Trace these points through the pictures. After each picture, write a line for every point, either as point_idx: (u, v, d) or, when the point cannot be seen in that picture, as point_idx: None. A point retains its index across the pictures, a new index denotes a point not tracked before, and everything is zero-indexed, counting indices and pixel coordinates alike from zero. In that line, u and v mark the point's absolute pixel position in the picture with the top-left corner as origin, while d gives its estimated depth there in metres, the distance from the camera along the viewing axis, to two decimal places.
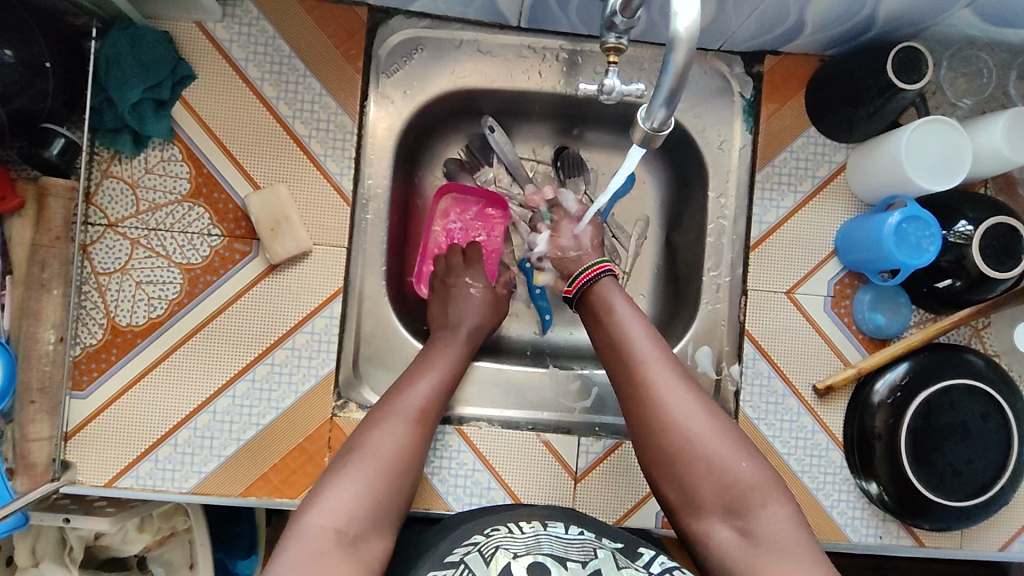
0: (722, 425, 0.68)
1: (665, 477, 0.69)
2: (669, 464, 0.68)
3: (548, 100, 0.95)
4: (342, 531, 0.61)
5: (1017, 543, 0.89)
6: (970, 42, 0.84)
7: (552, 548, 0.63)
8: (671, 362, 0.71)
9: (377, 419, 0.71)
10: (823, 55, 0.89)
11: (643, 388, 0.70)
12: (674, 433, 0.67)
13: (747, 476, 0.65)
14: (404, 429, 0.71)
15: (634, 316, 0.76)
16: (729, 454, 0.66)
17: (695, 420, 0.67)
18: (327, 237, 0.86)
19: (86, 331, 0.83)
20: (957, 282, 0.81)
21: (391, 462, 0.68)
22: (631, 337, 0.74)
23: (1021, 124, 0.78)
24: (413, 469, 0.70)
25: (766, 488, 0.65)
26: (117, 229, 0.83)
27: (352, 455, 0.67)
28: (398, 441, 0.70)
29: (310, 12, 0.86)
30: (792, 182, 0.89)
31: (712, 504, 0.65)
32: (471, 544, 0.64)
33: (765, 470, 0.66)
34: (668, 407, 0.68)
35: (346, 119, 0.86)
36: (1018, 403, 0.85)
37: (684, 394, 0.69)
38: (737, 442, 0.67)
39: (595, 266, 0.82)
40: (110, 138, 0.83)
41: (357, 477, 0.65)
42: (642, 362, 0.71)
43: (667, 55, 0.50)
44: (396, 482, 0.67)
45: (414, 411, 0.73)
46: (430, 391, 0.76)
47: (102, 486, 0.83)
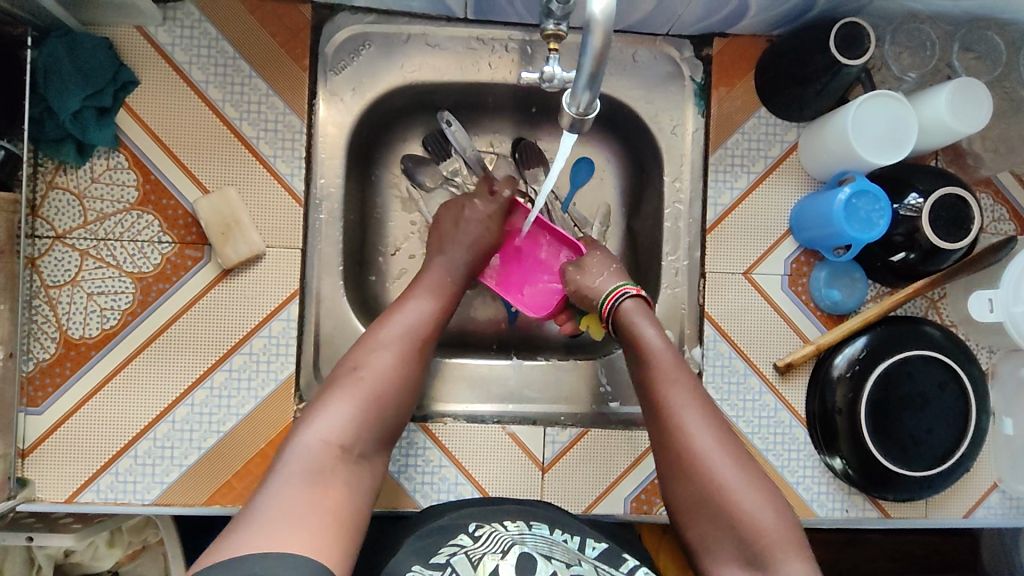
0: (749, 473, 0.68)
1: (689, 520, 0.69)
2: (694, 508, 0.69)
3: (501, 91, 0.95)
4: (333, 453, 0.63)
5: (980, 509, 0.90)
6: (912, 15, 0.84)
7: (537, 548, 0.64)
8: (703, 407, 0.72)
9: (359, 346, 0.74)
10: (770, 35, 0.89)
11: (673, 429, 0.71)
12: (701, 478, 0.68)
13: (767, 525, 0.65)
14: (388, 355, 0.73)
15: (664, 350, 0.76)
16: (752, 503, 0.66)
17: (723, 468, 0.68)
18: (281, 239, 0.85)
19: (38, 346, 0.82)
20: (911, 255, 0.83)
21: (375, 387, 0.70)
22: (661, 374, 0.74)
23: (964, 96, 0.79)
24: (396, 398, 0.72)
25: (786, 542, 0.64)
26: (66, 240, 0.82)
27: (333, 388, 0.69)
28: (380, 366, 0.72)
29: (253, 11, 0.84)
30: (745, 163, 0.90)
31: (730, 550, 0.66)
32: (457, 544, 0.64)
33: (786, 521, 0.65)
34: (695, 450, 0.69)
35: (294, 118, 0.86)
36: (976, 372, 0.86)
37: (712, 439, 0.70)
38: (760, 491, 0.67)
39: (615, 290, 0.83)
40: (53, 148, 0.81)
41: (340, 408, 0.67)
42: (671, 402, 0.72)
43: (584, 38, 0.49)
44: (378, 412, 0.69)
45: (393, 339, 0.75)
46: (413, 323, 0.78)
47: (63, 502, 0.82)
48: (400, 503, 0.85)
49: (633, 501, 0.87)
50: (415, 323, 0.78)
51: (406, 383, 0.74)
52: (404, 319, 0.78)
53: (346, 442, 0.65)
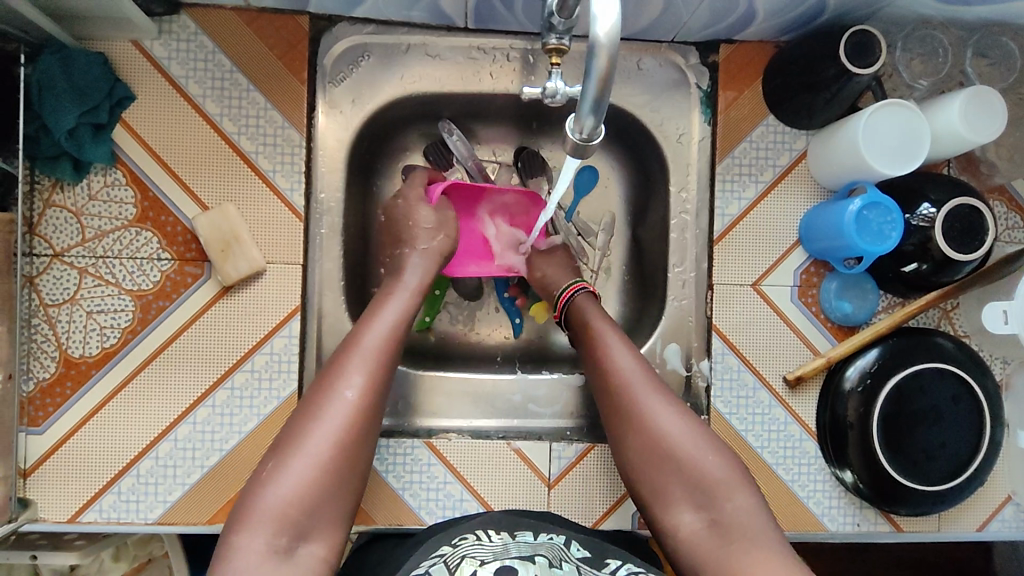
0: (693, 426, 0.73)
1: (640, 475, 0.73)
2: (643, 463, 0.72)
3: (503, 101, 0.93)
4: (275, 544, 0.61)
5: (994, 523, 0.88)
6: (925, 21, 0.82)
7: (520, 550, 0.62)
8: (648, 372, 0.76)
9: (311, 411, 0.69)
10: (778, 41, 0.87)
11: (623, 394, 0.75)
12: (650, 434, 0.72)
13: (714, 469, 0.70)
14: (342, 415, 0.69)
15: (610, 328, 0.81)
16: (699, 453, 0.70)
17: (669, 423, 0.72)
18: (281, 255, 0.84)
19: (38, 365, 0.81)
20: (923, 266, 0.80)
21: (329, 454, 0.67)
22: (611, 346, 0.78)
23: (978, 103, 0.77)
24: (355, 456, 0.69)
25: (733, 482, 0.69)
26: (64, 259, 0.81)
27: (284, 456, 0.66)
28: (333, 429, 0.68)
29: (250, 24, 0.83)
30: (753, 172, 0.88)
31: (680, 496, 0.70)
32: (438, 555, 0.63)
33: (732, 465, 0.70)
34: (642, 409, 0.74)
35: (293, 132, 0.84)
36: (989, 383, 0.85)
37: (659, 399, 0.74)
38: (705, 440, 0.72)
39: (572, 285, 0.86)
40: (49, 166, 0.80)
41: (287, 480, 0.64)
42: (620, 370, 0.76)
43: (588, 61, 0.48)
44: (335, 475, 0.67)
45: (348, 395, 0.70)
46: (369, 363, 0.72)
47: (65, 522, 0.81)
48: (405, 521, 0.84)
49: (642, 517, 0.86)
50: (368, 360, 0.73)
51: (365, 437, 0.70)
52: (358, 364, 0.72)
53: (295, 521, 0.63)
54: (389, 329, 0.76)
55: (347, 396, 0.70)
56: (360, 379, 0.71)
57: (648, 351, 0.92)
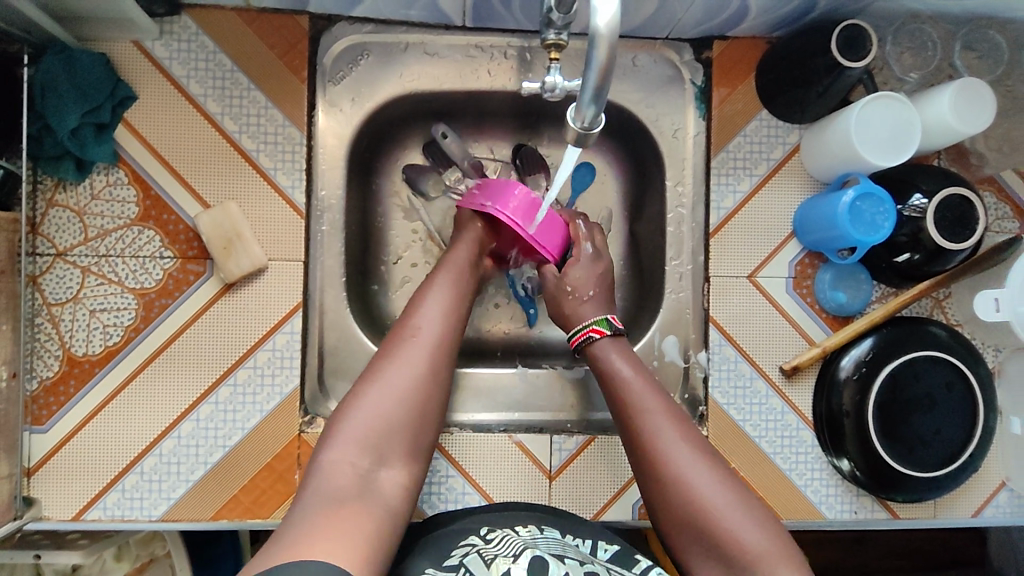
0: (730, 490, 0.66)
1: (680, 543, 0.67)
2: (679, 528, 0.67)
3: (501, 98, 0.94)
4: (359, 465, 0.62)
5: (989, 508, 0.90)
6: (913, 16, 0.84)
7: (550, 548, 0.63)
8: (681, 427, 0.72)
9: (384, 357, 0.70)
10: (770, 37, 0.89)
11: (654, 451, 0.70)
12: (687, 499, 0.66)
13: (753, 541, 0.62)
14: (417, 353, 0.70)
15: (642, 379, 0.76)
16: (736, 522, 0.63)
17: (705, 487, 0.66)
18: (283, 252, 0.85)
19: (41, 364, 0.82)
20: (916, 256, 0.82)
21: (410, 389, 0.67)
22: (639, 401, 0.74)
23: (967, 95, 0.79)
24: (432, 392, 0.69)
25: (772, 553, 0.61)
26: (67, 258, 0.82)
27: (363, 388, 0.67)
28: (410, 368, 0.69)
29: (251, 23, 0.84)
30: (747, 166, 0.89)
31: (718, 571, 0.64)
32: (467, 545, 0.65)
33: (772, 535, 0.63)
34: (681, 475, 0.67)
35: (293, 130, 0.85)
36: (982, 371, 0.86)
37: (694, 460, 0.68)
38: (746, 509, 0.65)
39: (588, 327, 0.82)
40: (52, 166, 0.81)
41: (373, 408, 0.65)
42: (648, 423, 0.72)
43: (589, 52, 0.49)
44: (415, 408, 0.67)
45: (421, 337, 0.71)
46: (442, 314, 0.75)
47: (69, 520, 0.82)
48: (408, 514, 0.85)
49: (642, 507, 0.87)
50: (443, 313, 0.75)
51: (440, 376, 0.71)
52: (431, 313, 0.74)
53: (376, 444, 0.64)
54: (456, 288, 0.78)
55: (417, 338, 0.71)
56: (434, 327, 0.73)
57: (646, 343, 0.93)
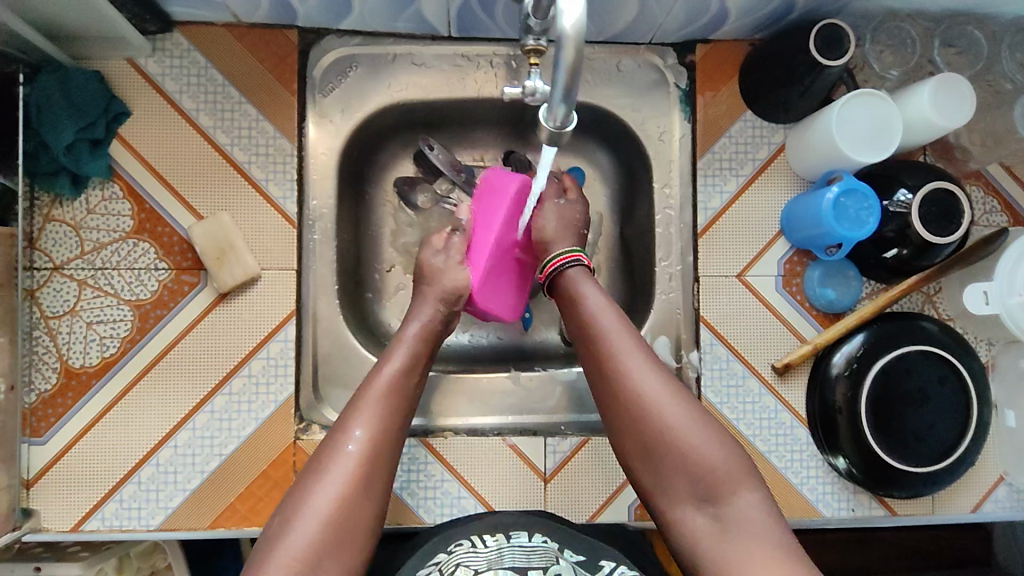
0: (694, 409, 0.67)
1: (638, 462, 0.67)
2: (638, 448, 0.67)
3: (488, 106, 0.96)
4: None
5: (988, 503, 0.89)
6: (892, 14, 0.85)
7: (514, 560, 0.63)
8: (643, 350, 0.70)
9: (318, 462, 0.66)
10: (752, 39, 0.90)
11: (617, 376, 0.69)
12: (649, 424, 0.66)
13: (718, 461, 0.64)
14: (351, 463, 0.66)
15: (607, 302, 0.74)
16: (701, 444, 0.65)
17: (670, 410, 0.66)
18: (276, 261, 0.86)
19: (39, 377, 0.83)
20: (903, 251, 0.82)
21: (345, 500, 0.64)
22: (600, 321, 0.72)
23: (948, 89, 0.79)
24: (366, 501, 0.65)
25: (738, 474, 0.64)
26: (63, 272, 0.83)
27: (294, 507, 0.63)
28: (337, 484, 0.64)
29: (241, 39, 0.86)
30: (733, 166, 0.90)
31: (683, 487, 0.65)
32: (433, 564, 0.64)
33: (738, 458, 0.65)
34: (645, 398, 0.67)
35: (284, 142, 0.87)
36: (975, 364, 0.86)
37: (658, 381, 0.67)
38: (711, 431, 0.65)
39: (566, 254, 0.79)
40: (48, 182, 0.82)
41: (297, 534, 0.61)
42: (610, 344, 0.70)
43: (557, 53, 0.50)
44: (348, 528, 0.63)
45: (359, 448, 0.67)
46: (382, 412, 0.70)
47: (68, 531, 0.82)
48: (404, 519, 0.85)
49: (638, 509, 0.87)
50: (379, 407, 0.70)
51: (375, 486, 0.67)
52: (371, 410, 0.70)
53: (306, 567, 0.60)
54: (403, 380, 0.74)
55: (352, 448, 0.66)
56: (372, 431, 0.68)
57: None
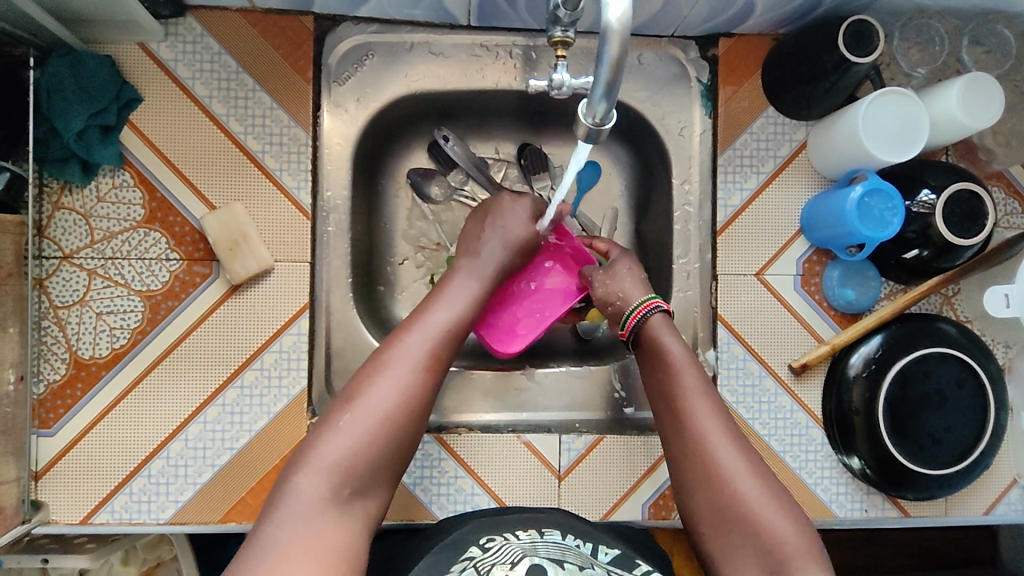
0: (768, 480, 0.64)
1: (706, 532, 0.64)
2: (709, 517, 0.64)
3: (506, 98, 0.94)
4: (332, 498, 0.57)
5: (1001, 506, 0.89)
6: (920, 11, 0.83)
7: (549, 553, 0.61)
8: (724, 417, 0.68)
9: (379, 365, 0.65)
10: (776, 34, 0.89)
11: (696, 440, 0.67)
12: (720, 490, 0.64)
13: (787, 534, 0.60)
14: (404, 381, 0.64)
15: (688, 362, 0.71)
16: (771, 515, 0.61)
17: (743, 479, 0.64)
18: (289, 252, 0.85)
19: (48, 367, 0.81)
20: (924, 252, 0.82)
21: (392, 416, 0.62)
22: (681, 383, 0.70)
23: (975, 91, 0.78)
24: (413, 415, 0.64)
25: (807, 551, 0.59)
26: (73, 261, 0.82)
27: (348, 407, 0.62)
28: (387, 396, 0.62)
29: (256, 25, 0.84)
30: (754, 163, 0.89)
31: (753, 562, 0.60)
32: (466, 559, 0.61)
33: (805, 528, 0.61)
34: (719, 465, 0.65)
35: (299, 131, 0.85)
36: (992, 367, 0.86)
37: (733, 450, 0.65)
38: (781, 501, 0.62)
39: (646, 302, 0.76)
40: (57, 169, 0.80)
41: (349, 435, 0.60)
42: (691, 408, 0.68)
43: (600, 46, 0.49)
44: (393, 442, 0.62)
45: (417, 355, 0.66)
46: (434, 341, 0.67)
47: (78, 523, 0.81)
48: (417, 515, 0.85)
49: (651, 507, 0.87)
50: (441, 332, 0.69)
51: (422, 411, 0.65)
52: (427, 331, 0.68)
53: (350, 475, 0.58)
54: (459, 306, 0.72)
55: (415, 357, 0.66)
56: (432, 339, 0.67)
57: None
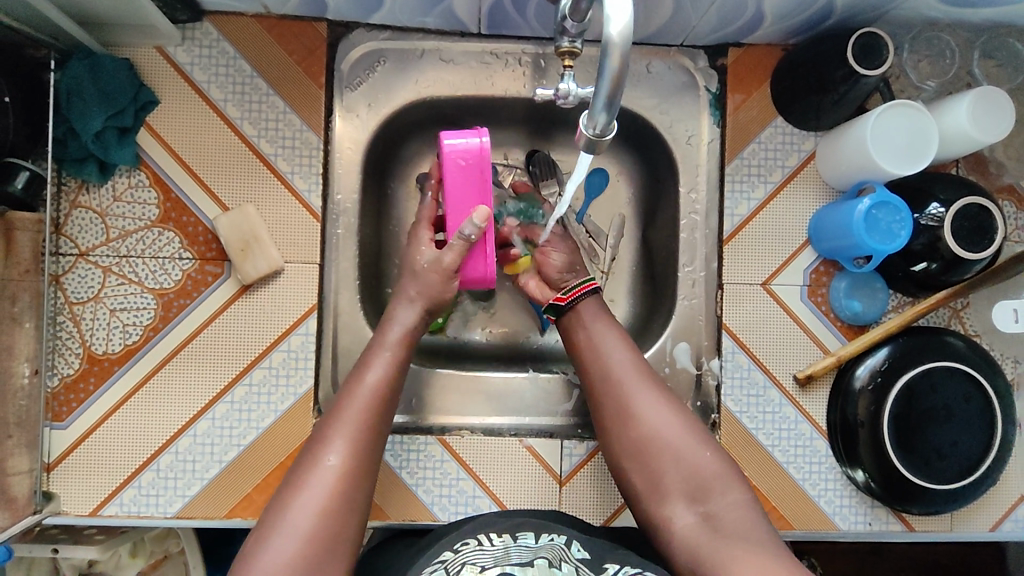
0: (685, 419, 0.72)
1: (633, 470, 0.72)
2: (633, 455, 0.72)
3: (515, 105, 0.95)
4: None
5: (1008, 522, 0.88)
6: (931, 23, 0.83)
7: (520, 555, 0.62)
8: (642, 371, 0.76)
9: (297, 478, 0.67)
10: (786, 45, 0.89)
11: (613, 387, 0.75)
12: (641, 430, 0.72)
13: (708, 467, 0.69)
14: (327, 484, 0.66)
15: (605, 322, 0.80)
16: (691, 444, 0.70)
17: (659, 418, 0.72)
18: (298, 254, 0.86)
19: (62, 362, 0.83)
20: (933, 265, 0.81)
21: (331, 502, 0.65)
22: (600, 340, 0.78)
23: (986, 104, 0.78)
24: (347, 513, 0.66)
25: (726, 477, 0.68)
26: (88, 258, 0.84)
27: (290, 498, 0.65)
28: (315, 502, 0.65)
29: (271, 30, 0.86)
30: (762, 172, 0.89)
31: (678, 489, 0.69)
32: (440, 561, 0.63)
33: (721, 456, 0.70)
34: (637, 408, 0.73)
35: (310, 134, 0.86)
36: (1000, 382, 0.85)
37: (654, 400, 0.73)
38: (697, 435, 0.71)
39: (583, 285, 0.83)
40: (76, 168, 0.82)
41: (283, 549, 0.61)
42: (609, 360, 0.77)
43: (602, 59, 0.50)
44: (337, 533, 0.64)
45: (334, 455, 0.68)
46: (360, 414, 0.71)
47: (88, 515, 0.83)
48: (420, 516, 0.85)
49: None
50: (359, 422, 0.71)
51: (359, 491, 0.68)
52: (348, 426, 0.70)
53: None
54: (382, 381, 0.74)
55: (331, 462, 0.67)
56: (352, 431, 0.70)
57: (658, 351, 0.92)
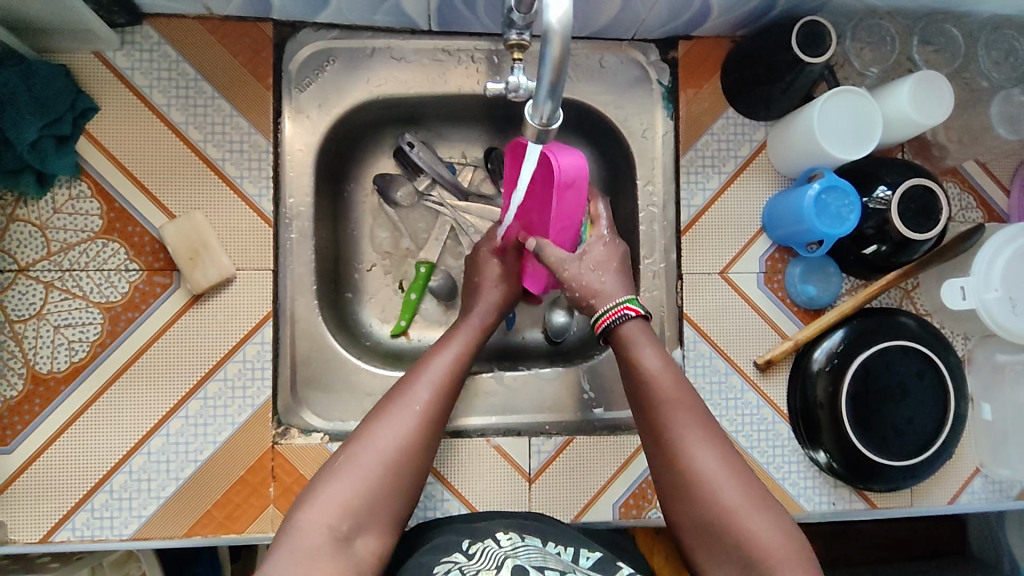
0: (752, 489, 0.63)
1: (693, 540, 0.64)
2: (696, 526, 0.64)
3: (469, 103, 0.94)
4: (337, 530, 0.58)
5: (965, 495, 0.91)
6: (872, 11, 0.85)
7: (529, 558, 0.60)
8: (706, 427, 0.67)
9: (379, 414, 0.67)
10: (734, 36, 0.90)
11: (671, 447, 0.66)
12: (704, 503, 0.63)
13: (773, 545, 0.59)
14: (407, 424, 0.66)
15: (665, 366, 0.71)
16: (756, 523, 0.61)
17: (725, 489, 0.63)
18: (251, 261, 0.84)
19: (4, 383, 0.80)
20: (883, 247, 0.82)
21: (394, 458, 0.64)
22: (658, 393, 0.69)
23: (925, 89, 0.80)
24: (420, 460, 0.66)
25: (793, 562, 0.58)
26: (29, 274, 0.80)
27: (362, 439, 0.65)
28: (389, 441, 0.64)
29: (214, 33, 0.83)
30: (715, 163, 0.90)
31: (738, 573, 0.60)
32: (450, 560, 0.61)
33: (791, 537, 0.60)
34: (699, 476, 0.64)
35: (260, 138, 0.84)
36: (952, 358, 0.87)
37: (717, 463, 0.64)
38: (766, 511, 0.61)
39: (618, 307, 0.75)
40: (11, 180, 0.79)
41: (355, 480, 0.61)
42: (670, 417, 0.68)
43: (543, 48, 0.50)
44: (398, 478, 0.63)
45: (419, 405, 0.68)
46: (438, 388, 0.71)
47: (37, 542, 0.79)
48: None
49: (621, 506, 0.87)
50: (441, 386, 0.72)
51: (428, 447, 0.67)
52: (428, 384, 0.71)
53: (355, 512, 0.60)
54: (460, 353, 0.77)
55: (416, 409, 0.68)
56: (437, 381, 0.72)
57: None
